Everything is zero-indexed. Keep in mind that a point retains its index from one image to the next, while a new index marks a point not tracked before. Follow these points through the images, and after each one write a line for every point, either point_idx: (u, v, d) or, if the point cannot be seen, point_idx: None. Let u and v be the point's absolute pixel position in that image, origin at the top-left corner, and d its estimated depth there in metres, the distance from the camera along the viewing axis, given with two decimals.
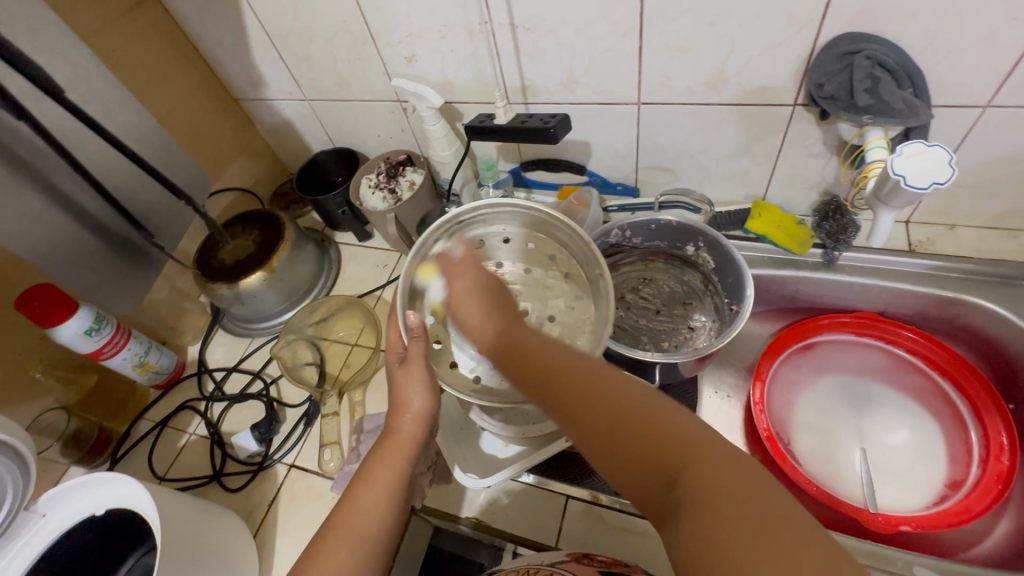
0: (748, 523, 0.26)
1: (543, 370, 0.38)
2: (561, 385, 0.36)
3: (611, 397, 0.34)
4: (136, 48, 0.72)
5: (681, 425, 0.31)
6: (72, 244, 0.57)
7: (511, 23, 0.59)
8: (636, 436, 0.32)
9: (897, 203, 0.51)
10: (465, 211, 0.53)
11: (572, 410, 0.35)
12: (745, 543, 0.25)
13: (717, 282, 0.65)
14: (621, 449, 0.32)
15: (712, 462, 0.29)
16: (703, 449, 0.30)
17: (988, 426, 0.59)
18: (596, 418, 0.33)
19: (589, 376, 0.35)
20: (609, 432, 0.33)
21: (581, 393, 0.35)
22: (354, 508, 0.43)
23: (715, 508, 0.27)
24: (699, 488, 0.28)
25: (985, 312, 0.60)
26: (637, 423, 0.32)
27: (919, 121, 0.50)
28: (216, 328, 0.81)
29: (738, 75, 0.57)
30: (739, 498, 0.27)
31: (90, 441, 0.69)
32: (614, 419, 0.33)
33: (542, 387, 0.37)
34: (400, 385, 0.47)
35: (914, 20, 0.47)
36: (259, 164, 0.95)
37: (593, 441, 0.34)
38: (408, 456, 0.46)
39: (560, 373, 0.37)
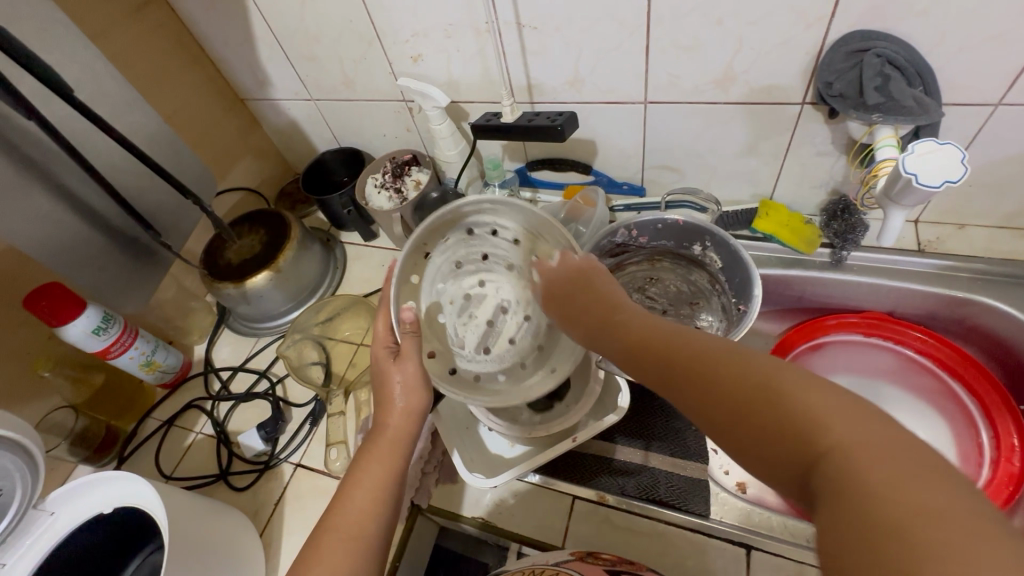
0: (903, 507, 0.21)
1: (655, 349, 0.36)
2: (679, 359, 0.34)
3: (727, 368, 0.31)
4: (143, 48, 0.72)
5: (816, 401, 0.26)
6: (80, 243, 0.57)
7: (518, 22, 0.59)
8: (759, 407, 0.28)
9: (907, 202, 0.51)
10: (464, 203, 0.48)
11: (687, 382, 0.32)
12: (884, 527, 0.21)
13: (724, 281, 0.65)
14: (746, 429, 0.28)
15: (860, 444, 0.24)
16: (852, 426, 0.25)
17: (998, 427, 0.58)
18: (713, 390, 0.31)
19: (704, 351, 0.33)
20: (730, 410, 0.29)
21: (697, 371, 0.32)
22: (345, 511, 0.42)
23: (860, 498, 0.23)
24: (839, 477, 0.24)
25: (994, 312, 0.60)
26: (764, 399, 0.28)
27: (929, 119, 0.50)
28: (223, 326, 0.81)
29: (746, 74, 0.56)
30: (897, 479, 0.22)
31: (98, 440, 0.70)
32: (737, 396, 0.29)
33: (656, 366, 0.35)
34: (389, 379, 0.47)
35: (925, 17, 0.47)
36: (265, 164, 0.95)
37: (713, 422, 0.30)
38: (399, 451, 0.46)
39: (673, 351, 0.34)
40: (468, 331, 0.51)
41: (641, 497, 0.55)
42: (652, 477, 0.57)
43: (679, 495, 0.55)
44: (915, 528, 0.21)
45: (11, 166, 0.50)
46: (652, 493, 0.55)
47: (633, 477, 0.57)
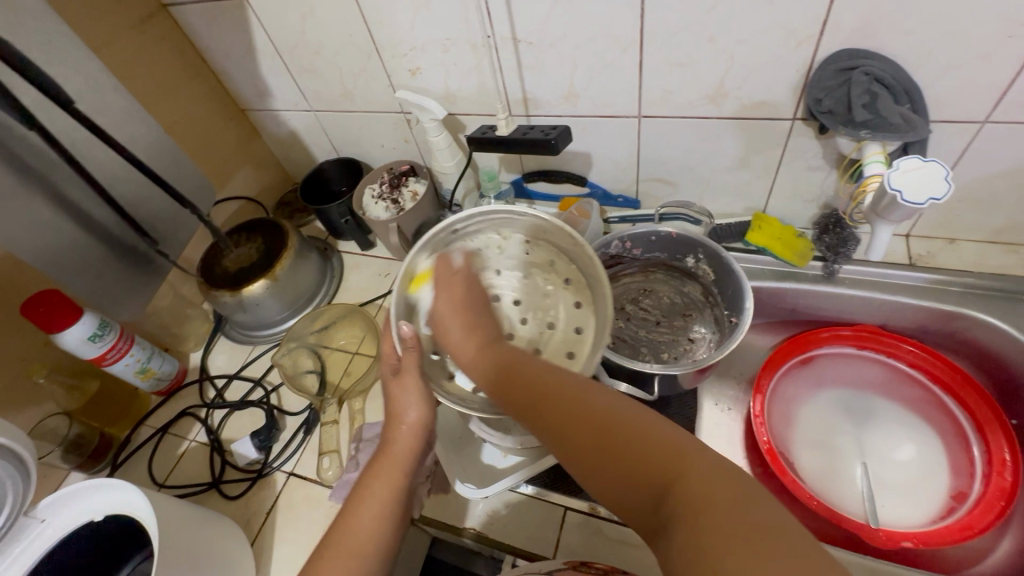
0: (730, 522, 0.27)
1: (528, 391, 0.38)
2: (544, 399, 0.37)
3: (584, 406, 0.35)
4: (147, 59, 0.73)
5: (655, 438, 0.32)
6: (79, 251, 0.58)
7: (514, 38, 0.60)
8: (617, 444, 0.32)
9: (894, 218, 0.52)
10: (462, 220, 0.53)
11: (551, 422, 0.36)
12: (724, 539, 0.26)
13: (716, 294, 0.65)
14: (604, 463, 0.33)
15: (702, 474, 0.29)
16: (694, 462, 0.30)
17: (990, 441, 0.58)
18: (576, 428, 0.34)
19: (563, 391, 0.36)
20: (597, 448, 0.33)
21: (561, 408, 0.36)
22: (352, 526, 0.42)
23: (698, 513, 0.28)
24: (688, 497, 0.29)
25: (986, 327, 0.60)
26: (626, 435, 0.33)
27: (917, 136, 0.51)
28: (218, 334, 0.82)
29: (737, 90, 0.57)
30: (723, 500, 0.28)
31: (91, 446, 0.70)
32: (601, 432, 0.33)
33: (528, 407, 0.37)
34: (397, 396, 0.48)
35: (911, 37, 0.48)
36: (265, 173, 0.96)
37: (576, 454, 0.34)
38: (404, 468, 0.46)
39: (546, 397, 0.37)
40: None
41: None
42: None
43: None
44: (745, 537, 0.26)
45: (12, 174, 0.51)
46: None
47: None
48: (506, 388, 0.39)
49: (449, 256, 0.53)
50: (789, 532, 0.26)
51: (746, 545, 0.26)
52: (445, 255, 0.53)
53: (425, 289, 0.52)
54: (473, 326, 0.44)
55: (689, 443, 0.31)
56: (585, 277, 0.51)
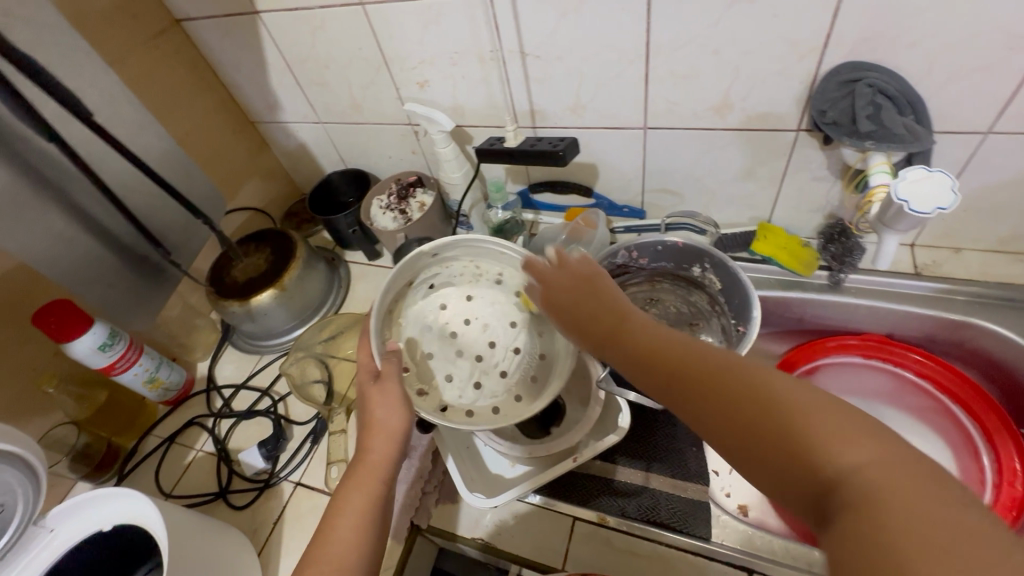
0: (915, 529, 0.23)
1: (657, 354, 0.35)
2: (684, 371, 0.33)
3: (735, 381, 0.31)
4: (160, 72, 0.74)
5: (826, 418, 0.28)
6: (92, 261, 0.58)
7: (521, 51, 0.62)
8: (770, 422, 0.29)
9: (902, 227, 0.52)
10: (439, 247, 0.56)
11: (693, 395, 0.32)
12: (906, 548, 0.23)
13: (723, 303, 0.65)
14: (761, 448, 0.29)
15: (877, 465, 0.25)
16: (866, 447, 0.26)
17: (999, 450, 0.58)
18: (723, 401, 0.31)
19: (708, 362, 0.33)
20: (747, 423, 0.30)
21: (704, 381, 0.32)
22: (328, 538, 0.43)
23: (873, 514, 0.24)
24: (857, 493, 0.25)
25: (994, 335, 0.60)
26: (774, 409, 0.29)
27: (920, 146, 0.51)
28: (226, 343, 0.82)
29: (742, 102, 0.58)
30: (909, 505, 0.24)
31: (99, 456, 0.70)
32: (744, 403, 0.30)
33: (655, 371, 0.35)
34: (373, 402, 0.47)
35: (914, 49, 0.48)
36: (273, 184, 0.97)
37: (721, 436, 0.31)
38: (380, 477, 0.45)
39: (679, 362, 0.34)
40: (457, 366, 0.51)
41: (641, 518, 0.55)
42: (652, 498, 0.56)
43: (680, 517, 0.55)
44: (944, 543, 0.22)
45: (30, 186, 0.52)
46: (652, 515, 0.55)
47: (633, 499, 0.57)
48: (633, 351, 0.37)
49: (425, 284, 0.56)
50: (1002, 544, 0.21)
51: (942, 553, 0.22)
52: (421, 277, 0.57)
53: (401, 307, 0.55)
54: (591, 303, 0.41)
55: (865, 430, 0.27)
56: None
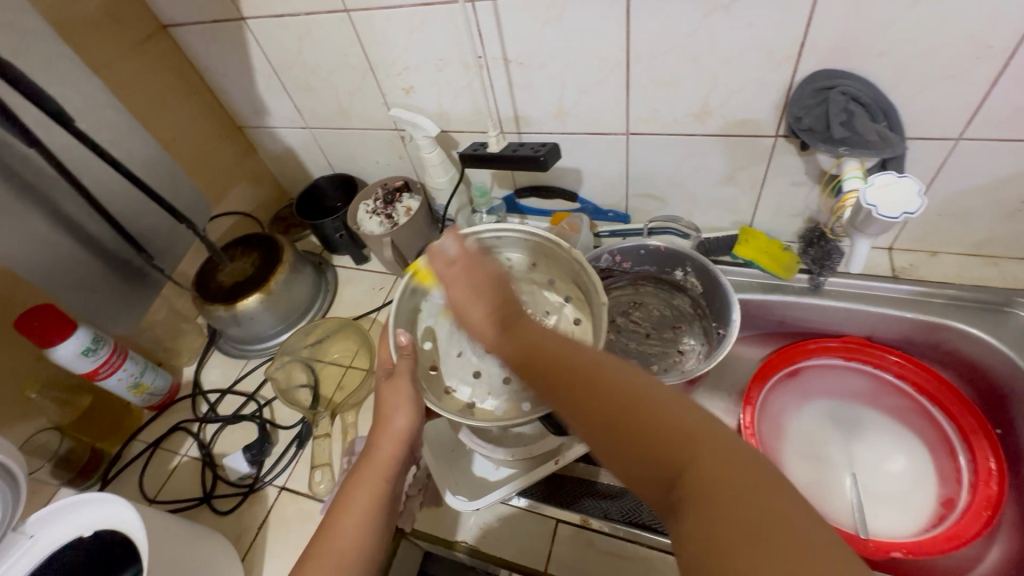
0: (748, 508, 0.26)
1: (547, 363, 0.38)
2: (563, 373, 0.37)
3: (611, 383, 0.34)
4: (146, 77, 0.75)
5: (679, 415, 0.31)
6: (75, 266, 0.58)
7: (504, 58, 0.62)
8: (632, 420, 0.32)
9: (871, 231, 0.53)
10: (461, 242, 0.55)
11: (569, 396, 0.36)
12: (740, 526, 0.26)
13: (705, 306, 0.66)
14: (625, 444, 0.32)
15: (720, 468, 0.28)
16: (714, 455, 0.29)
17: (976, 450, 0.59)
18: (591, 401, 0.34)
19: (586, 365, 0.36)
20: (612, 421, 0.33)
21: (580, 381, 0.35)
22: (334, 536, 0.43)
23: (714, 498, 0.28)
24: (701, 480, 0.28)
25: (970, 338, 0.62)
26: (645, 417, 0.32)
27: (894, 151, 0.52)
28: (212, 348, 0.82)
29: (721, 108, 0.59)
30: (742, 489, 0.27)
31: (82, 462, 0.70)
32: (617, 408, 0.33)
33: (545, 379, 0.38)
34: (385, 400, 0.48)
35: (884, 58, 0.50)
36: (261, 189, 0.97)
37: (593, 430, 0.34)
38: (386, 475, 0.46)
39: (569, 368, 0.37)
40: (483, 361, 0.52)
41: (624, 520, 0.56)
42: (635, 501, 0.57)
43: (660, 517, 0.56)
44: (771, 532, 0.25)
45: (12, 191, 0.52)
46: (634, 517, 0.56)
47: (617, 501, 0.58)
48: (526, 362, 0.40)
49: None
50: (815, 534, 0.25)
51: (765, 539, 0.25)
52: None
53: (422, 307, 0.55)
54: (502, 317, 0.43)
55: (707, 425, 0.31)
56: (584, 292, 0.53)
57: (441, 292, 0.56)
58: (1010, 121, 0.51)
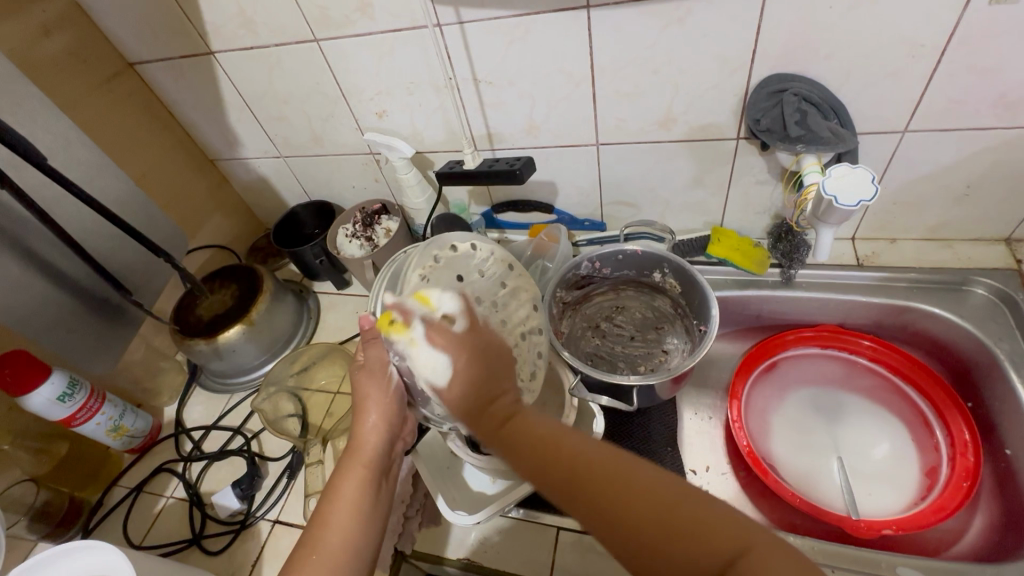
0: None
1: (570, 478, 0.37)
2: (570, 470, 0.38)
3: (627, 478, 0.36)
4: (114, 115, 0.74)
5: (705, 509, 0.34)
6: (50, 308, 0.57)
7: (474, 78, 0.64)
8: (655, 516, 0.34)
9: (832, 221, 0.56)
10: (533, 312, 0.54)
11: (581, 494, 0.37)
12: None
13: (684, 305, 0.68)
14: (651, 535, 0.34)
15: (768, 545, 0.32)
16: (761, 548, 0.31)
17: (951, 424, 0.62)
18: (606, 499, 0.36)
19: (598, 462, 0.37)
20: (649, 526, 0.34)
21: (586, 479, 0.37)
22: (323, 529, 0.45)
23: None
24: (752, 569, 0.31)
25: (933, 317, 0.65)
26: (678, 516, 0.34)
27: (847, 147, 0.55)
28: (193, 384, 0.80)
29: (684, 115, 0.62)
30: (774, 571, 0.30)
31: (60, 514, 0.67)
32: (658, 511, 0.34)
33: (571, 488, 0.37)
34: (364, 385, 0.50)
35: (829, 60, 0.53)
36: (236, 220, 0.96)
37: (624, 530, 0.35)
38: (371, 466, 0.49)
39: (593, 472, 0.37)
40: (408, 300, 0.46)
41: None
42: None
43: None
44: None
45: None
46: None
47: None
48: (540, 466, 0.39)
49: (448, 243, 0.50)
50: None
51: None
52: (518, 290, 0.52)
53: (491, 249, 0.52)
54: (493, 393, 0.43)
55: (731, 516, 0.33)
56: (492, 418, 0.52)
57: (467, 242, 0.50)
58: (952, 112, 0.55)
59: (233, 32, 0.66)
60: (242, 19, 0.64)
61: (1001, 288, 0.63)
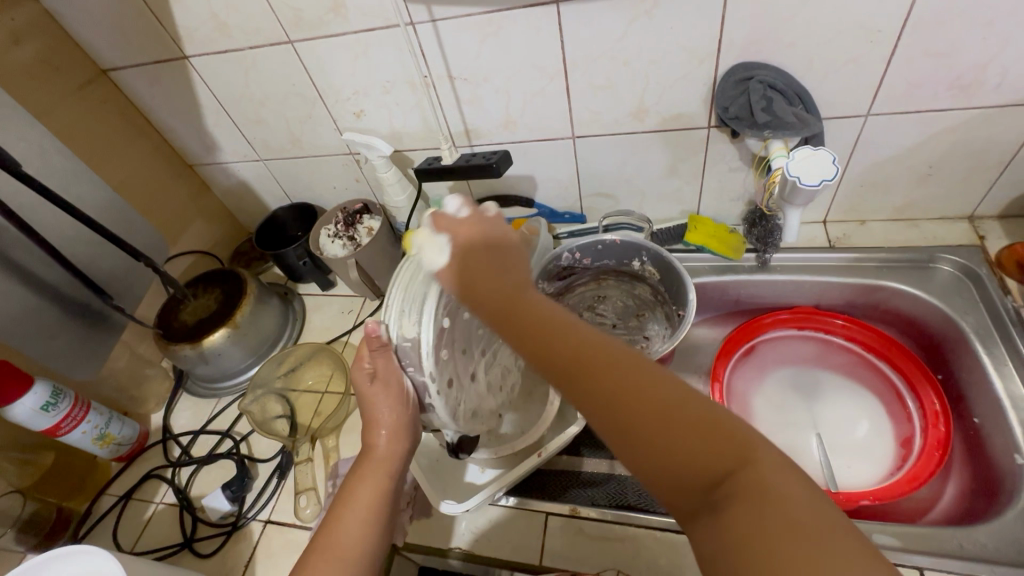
0: (783, 531, 0.26)
1: (578, 358, 0.34)
2: (581, 359, 0.34)
3: (638, 374, 0.33)
4: (89, 122, 0.74)
5: (727, 421, 0.31)
6: (29, 317, 0.57)
7: (449, 75, 0.65)
8: (666, 414, 0.31)
9: (799, 202, 0.58)
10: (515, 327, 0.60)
11: (585, 380, 0.34)
12: (780, 539, 0.26)
13: (664, 292, 0.70)
14: (651, 435, 0.31)
15: (786, 469, 0.28)
16: (771, 466, 0.28)
17: (922, 396, 0.64)
18: (614, 391, 0.32)
19: (613, 353, 0.34)
20: (651, 423, 0.31)
21: (596, 364, 0.34)
22: (337, 530, 0.45)
23: (753, 514, 0.27)
24: (755, 488, 0.28)
25: (903, 294, 0.67)
26: (687, 421, 0.31)
27: (812, 131, 0.57)
28: (180, 391, 0.80)
29: (656, 105, 0.63)
30: (771, 500, 0.27)
31: (48, 525, 0.66)
32: (668, 413, 0.31)
33: (577, 368, 0.34)
34: (370, 399, 0.48)
35: (791, 47, 0.55)
36: (217, 226, 0.96)
37: (624, 426, 0.32)
38: (388, 471, 0.49)
39: (604, 362, 0.34)
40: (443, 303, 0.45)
41: (611, 505, 0.58)
42: (619, 486, 0.61)
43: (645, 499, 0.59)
44: (798, 542, 0.25)
45: None
46: (620, 501, 0.59)
47: (601, 489, 0.61)
48: (545, 345, 0.36)
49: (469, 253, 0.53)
50: (838, 535, 0.26)
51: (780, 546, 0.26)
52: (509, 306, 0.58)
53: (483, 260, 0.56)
54: (494, 276, 0.40)
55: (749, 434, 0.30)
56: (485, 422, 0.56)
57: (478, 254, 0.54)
58: (911, 95, 0.57)
59: (207, 35, 0.66)
60: (216, 22, 0.64)
61: (965, 264, 0.65)
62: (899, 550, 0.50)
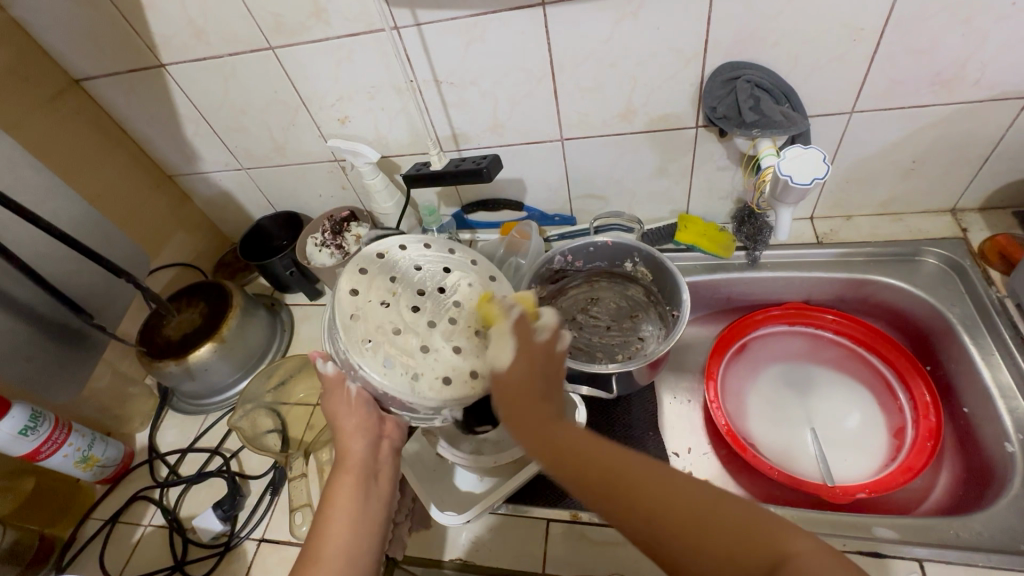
0: None
1: (611, 483, 0.37)
2: (616, 478, 0.37)
3: (667, 480, 0.36)
4: (62, 134, 0.71)
5: (752, 515, 0.34)
6: (4, 339, 0.55)
7: (435, 79, 0.64)
8: (701, 524, 0.34)
9: (790, 200, 0.58)
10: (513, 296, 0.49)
11: (622, 502, 0.37)
12: None
13: (657, 292, 0.70)
14: (694, 541, 0.34)
15: (816, 554, 0.32)
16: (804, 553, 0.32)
17: (913, 387, 0.65)
18: (649, 507, 0.36)
19: (639, 468, 0.37)
20: (690, 528, 0.34)
21: (628, 483, 0.37)
22: (322, 540, 0.45)
23: None
24: None
25: (892, 287, 0.68)
26: (719, 520, 0.34)
27: (798, 129, 0.58)
28: (166, 408, 0.78)
29: (644, 105, 0.63)
30: None
31: (30, 553, 0.64)
32: (698, 521, 0.34)
33: (611, 495, 0.37)
34: (333, 406, 0.49)
35: (776, 46, 0.55)
36: (199, 237, 0.94)
37: (665, 533, 0.35)
38: (361, 469, 0.48)
39: (632, 477, 0.37)
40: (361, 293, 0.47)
41: None
42: None
43: None
44: None
45: None
46: None
47: None
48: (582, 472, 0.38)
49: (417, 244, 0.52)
50: None
51: None
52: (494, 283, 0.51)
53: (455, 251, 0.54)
54: (529, 384, 0.42)
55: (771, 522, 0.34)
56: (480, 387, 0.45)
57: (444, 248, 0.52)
58: (894, 92, 0.57)
59: (184, 42, 0.64)
60: (193, 29, 0.62)
61: (951, 257, 0.66)
62: (898, 542, 0.51)
